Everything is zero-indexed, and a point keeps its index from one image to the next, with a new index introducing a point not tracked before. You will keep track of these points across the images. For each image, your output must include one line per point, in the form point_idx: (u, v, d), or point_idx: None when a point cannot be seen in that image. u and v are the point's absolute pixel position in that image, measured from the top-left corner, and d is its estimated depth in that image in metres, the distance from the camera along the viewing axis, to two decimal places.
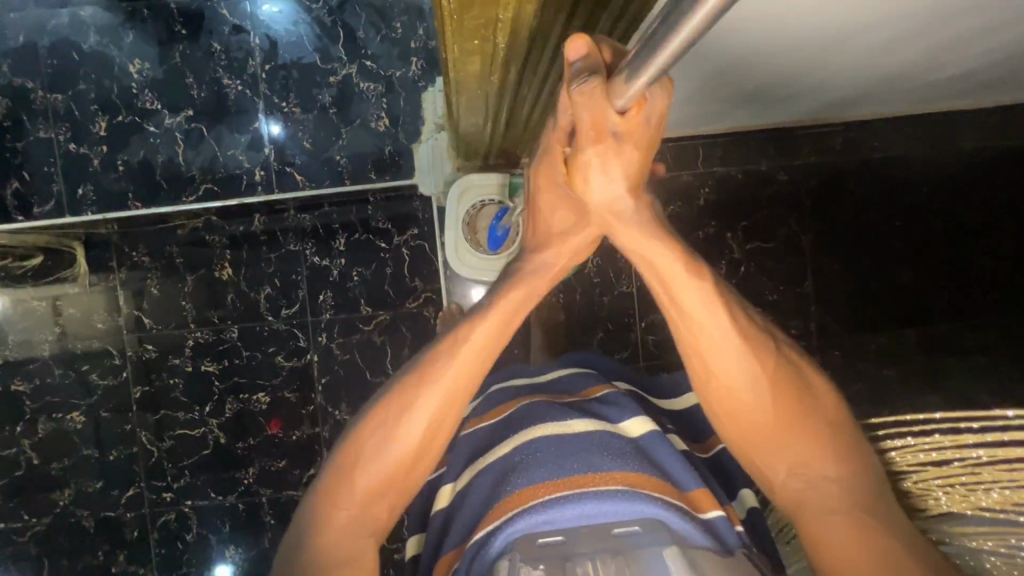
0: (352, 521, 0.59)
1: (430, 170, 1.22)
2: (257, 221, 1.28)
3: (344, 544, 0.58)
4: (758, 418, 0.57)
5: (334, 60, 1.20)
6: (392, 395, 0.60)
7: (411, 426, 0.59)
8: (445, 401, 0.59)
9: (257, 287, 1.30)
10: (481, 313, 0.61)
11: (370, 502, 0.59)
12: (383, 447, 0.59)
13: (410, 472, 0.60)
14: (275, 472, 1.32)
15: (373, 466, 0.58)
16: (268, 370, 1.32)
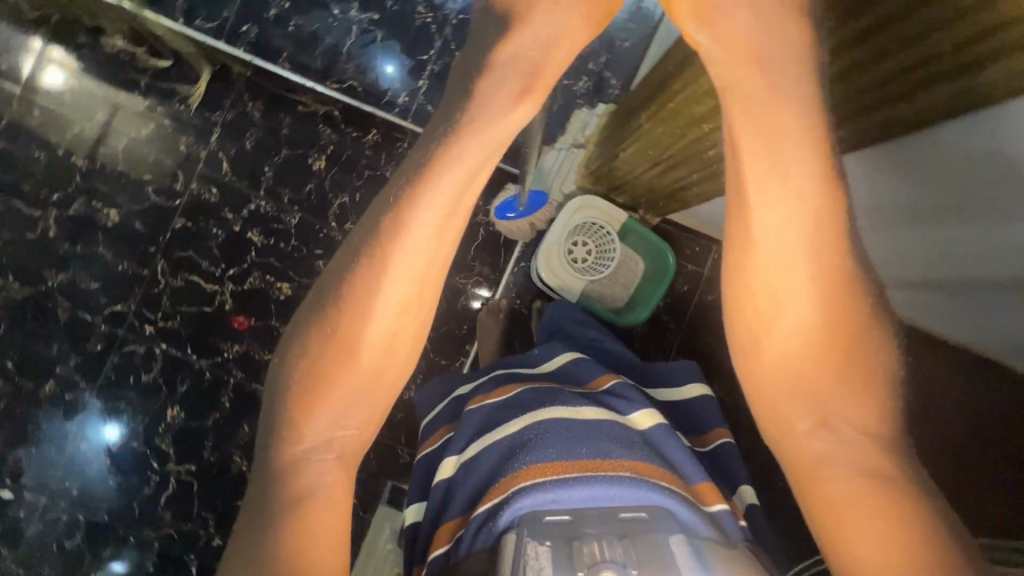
0: (324, 443, 0.63)
1: (554, 177, 1.22)
2: (372, 137, 1.31)
3: (320, 471, 0.62)
4: (796, 348, 0.62)
5: None
6: (327, 312, 0.64)
7: (368, 354, 0.64)
8: (398, 302, 0.65)
9: (337, 191, 1.32)
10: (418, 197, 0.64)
11: (340, 427, 0.64)
12: (325, 377, 0.63)
13: (366, 396, 0.65)
14: (257, 362, 1.30)
15: (321, 398, 0.63)
16: (304, 268, 1.32)
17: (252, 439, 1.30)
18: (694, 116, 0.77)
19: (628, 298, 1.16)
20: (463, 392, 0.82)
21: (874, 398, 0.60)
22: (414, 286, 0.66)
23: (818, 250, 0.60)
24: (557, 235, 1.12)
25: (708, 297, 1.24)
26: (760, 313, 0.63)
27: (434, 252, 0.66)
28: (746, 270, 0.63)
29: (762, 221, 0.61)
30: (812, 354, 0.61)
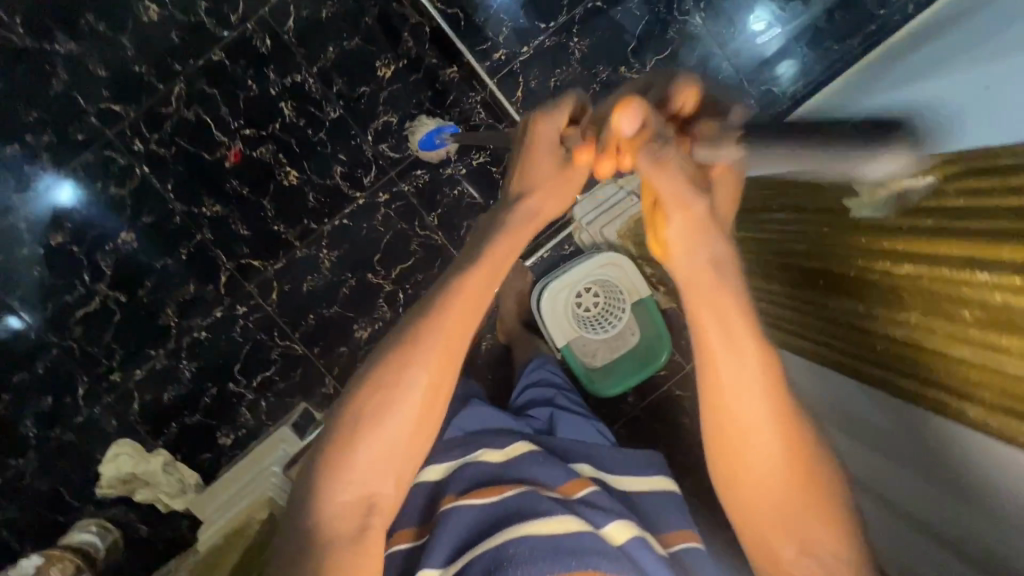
0: (350, 491, 0.57)
1: (604, 207, 1.16)
2: (449, 74, 1.21)
3: (343, 515, 0.57)
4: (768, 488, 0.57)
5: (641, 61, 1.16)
6: (369, 377, 0.59)
7: (411, 405, 0.58)
8: (435, 362, 0.59)
9: (389, 109, 1.23)
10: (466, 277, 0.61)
11: (368, 474, 0.58)
12: (361, 434, 0.58)
13: (395, 438, 0.58)
14: (232, 230, 1.24)
15: (355, 452, 0.57)
16: (321, 165, 1.24)
17: (193, 300, 1.25)
18: None
19: (604, 367, 1.11)
20: (425, 482, 0.73)
21: (838, 515, 0.57)
22: (455, 351, 0.60)
23: (777, 392, 0.56)
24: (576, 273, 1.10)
25: (677, 391, 1.21)
26: (738, 455, 0.57)
27: (470, 322, 0.61)
28: (718, 409, 0.57)
29: (721, 376, 0.56)
30: (784, 481, 0.57)
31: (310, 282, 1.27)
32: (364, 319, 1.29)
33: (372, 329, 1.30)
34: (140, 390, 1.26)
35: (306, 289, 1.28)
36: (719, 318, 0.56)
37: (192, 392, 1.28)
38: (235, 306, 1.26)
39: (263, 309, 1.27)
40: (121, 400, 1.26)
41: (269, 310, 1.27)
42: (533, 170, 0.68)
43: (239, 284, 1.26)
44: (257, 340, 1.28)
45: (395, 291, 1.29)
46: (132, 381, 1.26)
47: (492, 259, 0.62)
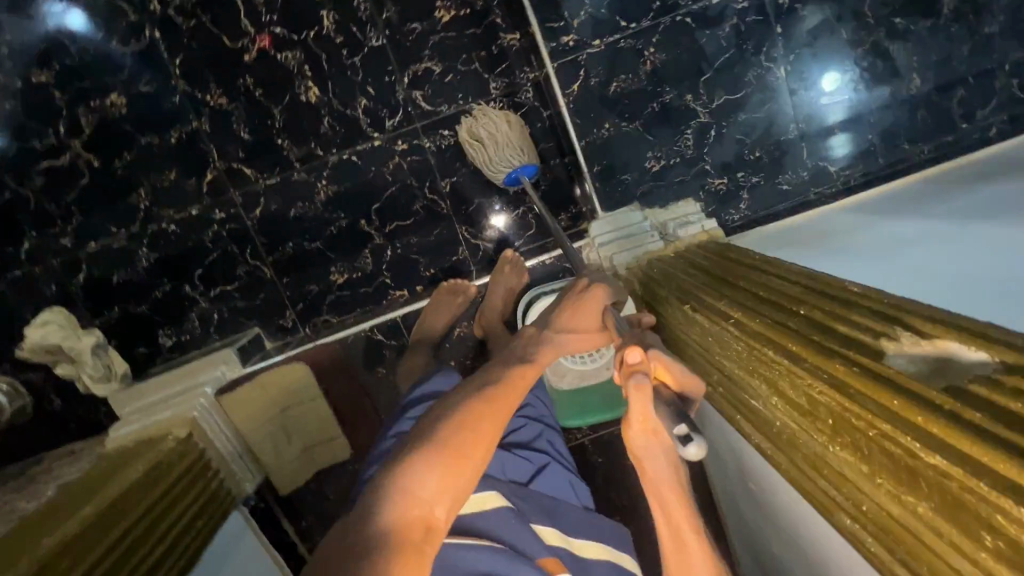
0: (413, 509, 0.56)
1: (622, 231, 1.10)
2: (508, 42, 1.12)
3: (402, 530, 0.55)
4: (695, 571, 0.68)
5: (711, 95, 1.07)
6: (439, 409, 0.66)
7: (479, 437, 0.63)
8: (499, 412, 0.66)
9: (435, 57, 1.13)
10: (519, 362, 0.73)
11: (432, 495, 0.58)
12: (428, 452, 0.61)
13: (459, 462, 0.61)
14: (231, 129, 1.14)
15: (422, 469, 0.59)
16: (344, 92, 1.14)
17: (170, 188, 1.17)
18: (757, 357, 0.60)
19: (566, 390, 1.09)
20: None
21: None
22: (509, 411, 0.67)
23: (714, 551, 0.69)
24: None
25: None
26: None
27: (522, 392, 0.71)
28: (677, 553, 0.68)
29: (669, 537, 0.68)
30: None
31: (298, 210, 1.19)
32: (343, 263, 1.23)
33: (348, 275, 1.24)
34: (91, 263, 1.20)
35: (292, 215, 1.20)
36: (659, 499, 0.67)
37: (144, 282, 1.22)
38: (213, 209, 1.18)
39: (240, 221, 1.20)
40: (69, 267, 1.20)
41: (247, 224, 1.20)
42: (577, 322, 0.85)
43: (223, 188, 1.17)
44: (226, 251, 1.21)
45: (384, 245, 1.23)
46: (84, 251, 1.19)
47: (529, 367, 0.74)
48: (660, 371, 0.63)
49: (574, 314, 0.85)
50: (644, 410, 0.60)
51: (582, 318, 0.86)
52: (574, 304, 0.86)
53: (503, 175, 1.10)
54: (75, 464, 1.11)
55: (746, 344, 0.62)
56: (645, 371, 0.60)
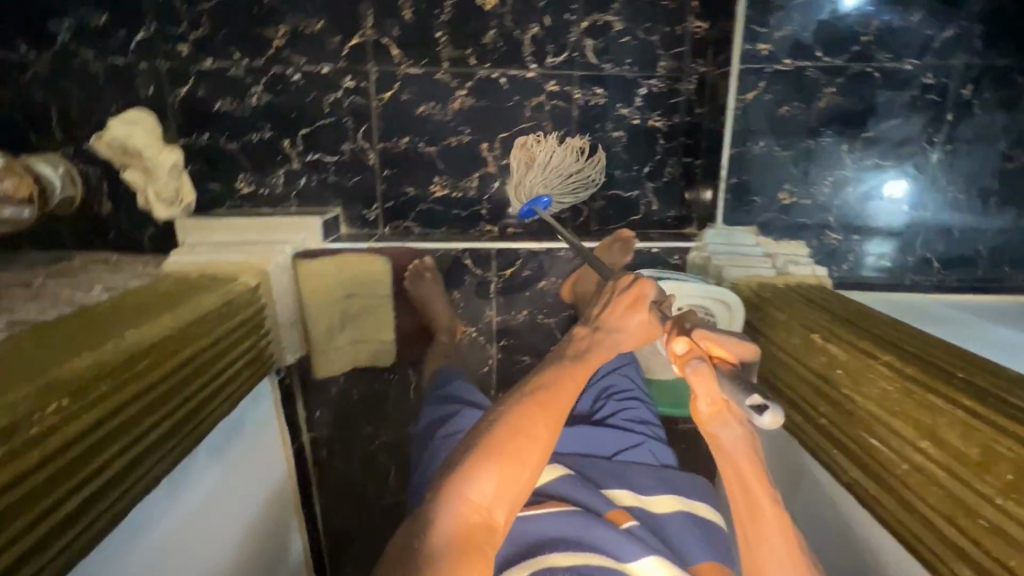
0: (474, 516, 0.68)
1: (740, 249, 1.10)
2: (695, 29, 1.12)
3: (465, 534, 0.68)
4: (775, 549, 0.66)
5: (863, 154, 1.09)
6: (495, 416, 0.75)
7: (525, 445, 0.72)
8: (546, 417, 0.75)
9: (621, 13, 1.11)
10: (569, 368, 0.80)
11: (488, 503, 0.69)
12: (483, 454, 0.71)
13: (512, 467, 0.71)
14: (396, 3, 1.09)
15: (478, 472, 0.70)
16: (521, 11, 1.10)
17: (311, 37, 1.11)
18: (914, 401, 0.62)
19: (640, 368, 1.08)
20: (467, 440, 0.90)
21: None
22: (556, 418, 0.76)
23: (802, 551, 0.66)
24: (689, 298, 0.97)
25: None
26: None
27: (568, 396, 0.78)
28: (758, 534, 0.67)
29: (750, 517, 0.68)
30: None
31: (427, 108, 1.15)
32: (449, 178, 1.20)
33: (448, 191, 1.21)
34: (198, 81, 1.13)
35: (419, 111, 1.15)
36: (744, 473, 0.68)
37: (245, 120, 1.15)
38: (345, 74, 1.13)
39: (365, 97, 1.14)
40: (174, 75, 1.12)
41: (371, 104, 1.15)
42: (620, 321, 0.82)
43: (362, 58, 1.12)
44: (340, 121, 1.16)
45: (495, 176, 1.20)
46: (195, 65, 1.12)
47: (581, 367, 0.81)
48: (716, 346, 0.64)
49: (621, 312, 0.82)
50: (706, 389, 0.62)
51: (634, 322, 0.83)
52: (616, 303, 0.83)
53: (522, 205, 1.13)
54: (124, 273, 1.07)
55: (902, 388, 0.63)
56: (697, 356, 0.63)
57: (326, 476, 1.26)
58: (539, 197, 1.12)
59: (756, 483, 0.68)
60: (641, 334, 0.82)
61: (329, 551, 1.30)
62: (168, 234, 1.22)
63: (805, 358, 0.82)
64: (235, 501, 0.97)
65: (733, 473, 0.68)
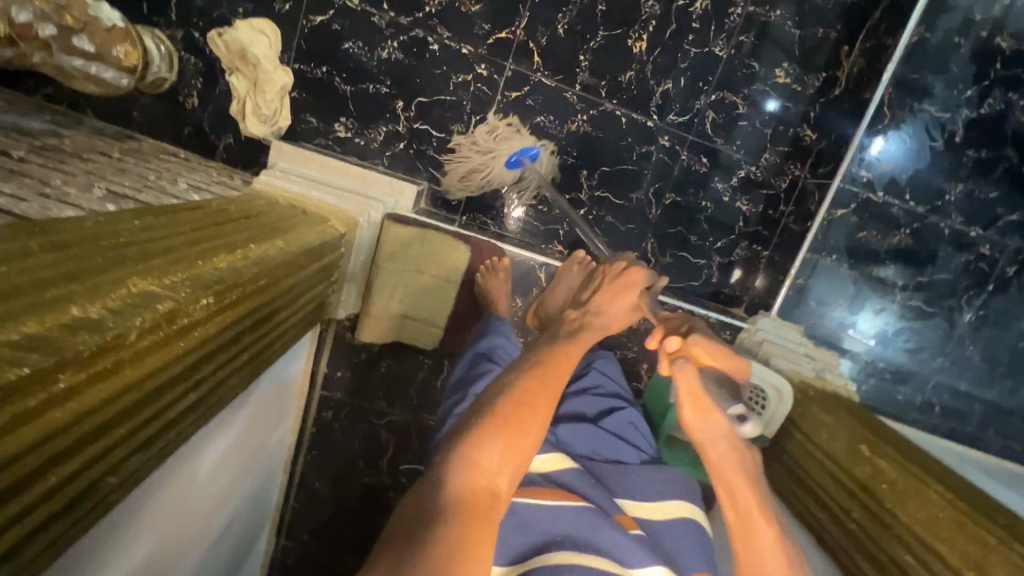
0: (478, 480, 0.61)
1: (790, 343, 1.19)
2: (804, 136, 1.22)
3: (467, 497, 0.60)
4: (774, 558, 0.65)
5: (912, 294, 1.20)
6: (491, 384, 0.72)
7: (513, 399, 0.68)
8: (542, 375, 0.72)
9: (746, 100, 1.19)
10: (565, 338, 0.81)
11: (494, 465, 0.62)
12: (482, 412, 0.67)
13: (517, 435, 0.65)
14: (554, 17, 1.13)
15: (473, 430, 0.64)
16: (662, 65, 1.16)
17: (462, 17, 1.12)
18: (954, 522, 0.69)
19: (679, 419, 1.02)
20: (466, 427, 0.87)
21: None
22: (556, 380, 0.73)
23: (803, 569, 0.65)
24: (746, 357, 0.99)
25: None
26: None
27: (564, 358, 0.77)
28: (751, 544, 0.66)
29: (740, 520, 0.68)
30: None
31: (545, 120, 1.18)
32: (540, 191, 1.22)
33: (534, 203, 1.23)
34: (337, 15, 1.11)
35: (536, 120, 1.18)
36: (729, 480, 0.69)
37: (367, 69, 1.14)
38: (481, 61, 1.14)
39: (491, 89, 1.16)
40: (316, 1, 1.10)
41: (495, 97, 1.16)
42: (603, 300, 0.89)
43: (504, 53, 1.14)
44: (459, 102, 1.16)
45: (584, 203, 1.23)
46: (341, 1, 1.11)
47: (573, 344, 0.80)
48: (705, 354, 0.72)
49: (610, 295, 0.89)
50: (690, 384, 0.70)
51: (613, 301, 0.89)
52: (608, 288, 0.90)
53: (508, 158, 1.16)
54: (203, 175, 1.03)
55: (955, 519, 0.69)
56: (683, 355, 0.71)
57: (320, 440, 1.22)
58: (529, 147, 1.15)
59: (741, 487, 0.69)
60: (626, 315, 0.89)
61: (293, 514, 1.25)
62: (246, 150, 1.17)
63: (845, 462, 0.88)
64: (254, 437, 0.92)
65: (721, 482, 0.70)
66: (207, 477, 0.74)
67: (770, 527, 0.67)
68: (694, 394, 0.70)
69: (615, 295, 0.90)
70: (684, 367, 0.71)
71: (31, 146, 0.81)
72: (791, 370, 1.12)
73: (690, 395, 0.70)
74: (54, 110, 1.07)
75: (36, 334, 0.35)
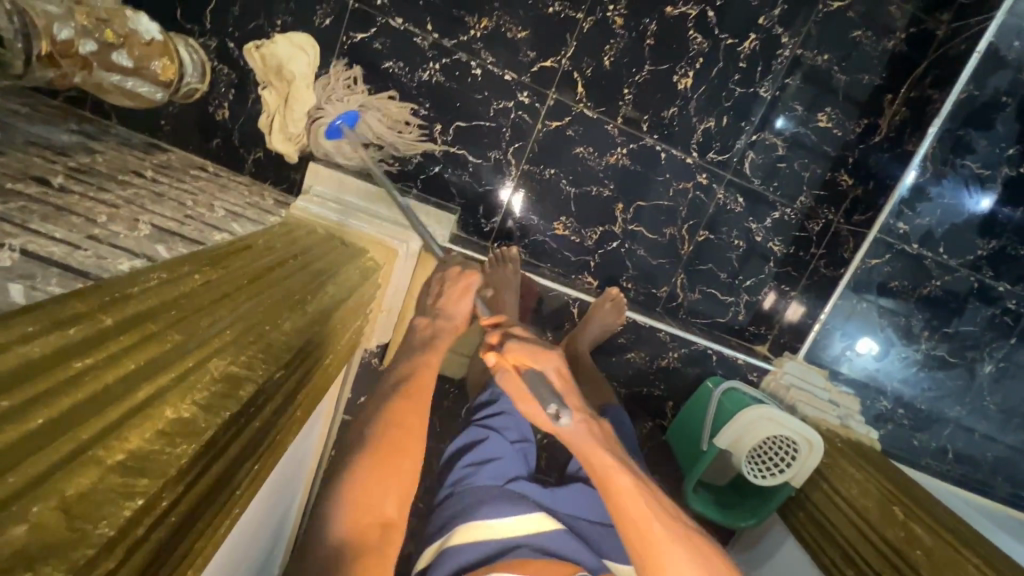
0: (363, 517, 0.67)
1: (816, 387, 1.20)
2: (840, 180, 1.22)
3: (358, 535, 0.65)
4: (631, 508, 0.70)
5: (937, 344, 1.20)
6: (359, 423, 0.78)
7: (378, 432, 0.74)
8: (406, 406, 0.78)
9: (786, 142, 1.19)
10: (418, 361, 0.84)
11: (375, 499, 0.68)
12: (355, 452, 0.72)
13: (389, 460, 0.71)
14: (601, 48, 1.11)
15: (351, 469, 0.70)
16: (706, 103, 1.15)
17: (508, 42, 1.09)
18: None
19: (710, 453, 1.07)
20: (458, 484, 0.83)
21: None
22: (419, 405, 0.78)
23: (661, 518, 0.70)
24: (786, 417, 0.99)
25: None
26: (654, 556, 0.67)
27: (424, 382, 0.81)
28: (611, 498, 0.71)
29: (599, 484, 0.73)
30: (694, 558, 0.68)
31: (585, 151, 1.16)
32: (575, 222, 1.20)
33: (567, 233, 1.21)
34: (379, 33, 1.08)
35: (575, 151, 1.16)
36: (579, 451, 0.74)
37: (407, 90, 1.11)
38: (524, 89, 1.12)
39: (532, 117, 1.14)
40: (358, 18, 1.07)
41: (535, 125, 1.14)
42: (446, 298, 0.93)
43: (548, 82, 1.12)
44: (498, 129, 1.14)
45: (617, 236, 1.22)
46: (385, 19, 1.07)
47: (431, 353, 0.87)
48: (519, 354, 0.76)
49: (454, 298, 0.93)
50: (518, 387, 0.76)
51: (459, 305, 0.92)
52: (450, 291, 0.94)
53: (326, 130, 1.07)
54: (235, 194, 0.99)
55: None
56: (502, 368, 0.77)
57: (338, 462, 1.20)
58: (347, 112, 1.06)
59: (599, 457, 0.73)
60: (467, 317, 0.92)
61: (307, 539, 1.20)
62: (276, 164, 1.14)
63: (873, 520, 0.90)
64: (282, 479, 0.89)
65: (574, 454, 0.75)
66: (236, 557, 0.68)
67: (624, 481, 0.72)
68: (519, 391, 0.76)
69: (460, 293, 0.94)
70: (503, 361, 0.76)
71: (69, 168, 0.77)
72: (816, 418, 1.14)
73: (522, 398, 0.76)
74: (80, 116, 1.03)
75: (137, 455, 0.35)
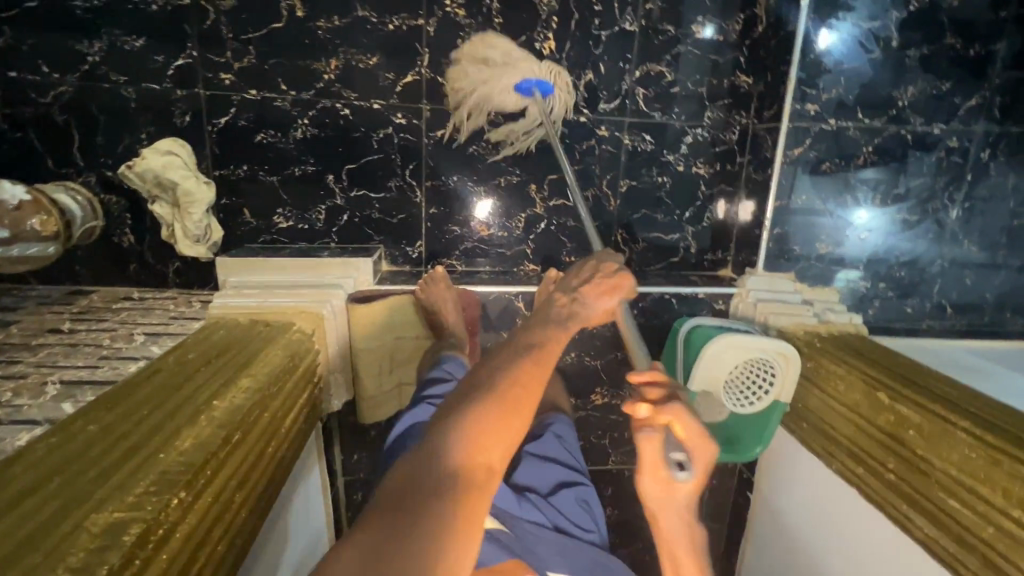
0: (479, 454, 0.54)
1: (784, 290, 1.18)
2: (740, 83, 1.20)
3: (462, 475, 0.52)
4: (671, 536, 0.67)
5: (896, 208, 1.14)
6: (488, 365, 0.64)
7: (502, 382, 0.61)
8: (533, 365, 0.65)
9: (672, 67, 1.15)
10: (551, 332, 0.73)
11: (492, 440, 0.55)
12: (477, 394, 0.59)
13: (513, 413, 0.58)
14: (455, 44, 1.08)
15: (474, 407, 0.57)
16: (578, 58, 1.12)
17: (364, 73, 1.08)
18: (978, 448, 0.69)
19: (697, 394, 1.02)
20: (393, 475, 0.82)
21: None
22: (549, 361, 0.67)
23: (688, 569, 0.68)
24: (764, 341, 0.97)
25: None
26: None
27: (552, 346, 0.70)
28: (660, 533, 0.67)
29: (657, 514, 0.65)
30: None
31: (478, 149, 1.14)
32: (495, 219, 1.19)
33: (493, 231, 1.20)
34: (241, 110, 1.08)
35: (469, 150, 1.14)
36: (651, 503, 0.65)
37: (287, 154, 1.11)
38: (397, 111, 1.11)
39: (415, 135, 1.12)
40: (214, 104, 1.07)
41: (422, 141, 1.13)
42: (584, 293, 0.83)
43: (416, 96, 1.10)
44: (387, 158, 1.13)
45: (542, 217, 1.20)
46: (239, 95, 1.07)
47: (563, 331, 0.75)
48: (679, 422, 0.60)
49: (597, 291, 0.84)
50: (654, 458, 0.60)
51: (594, 294, 0.83)
52: (597, 283, 0.84)
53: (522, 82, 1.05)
54: (159, 314, 1.01)
55: (984, 455, 0.68)
56: (654, 427, 0.60)
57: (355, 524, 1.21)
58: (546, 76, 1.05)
59: (665, 513, 0.65)
60: (608, 312, 0.85)
61: None
62: (195, 267, 1.15)
63: (866, 409, 0.87)
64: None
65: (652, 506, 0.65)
66: None
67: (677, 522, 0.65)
68: (653, 467, 0.61)
69: (599, 291, 0.84)
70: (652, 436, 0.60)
71: None
72: (790, 320, 1.11)
73: (651, 468, 0.61)
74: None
75: None
